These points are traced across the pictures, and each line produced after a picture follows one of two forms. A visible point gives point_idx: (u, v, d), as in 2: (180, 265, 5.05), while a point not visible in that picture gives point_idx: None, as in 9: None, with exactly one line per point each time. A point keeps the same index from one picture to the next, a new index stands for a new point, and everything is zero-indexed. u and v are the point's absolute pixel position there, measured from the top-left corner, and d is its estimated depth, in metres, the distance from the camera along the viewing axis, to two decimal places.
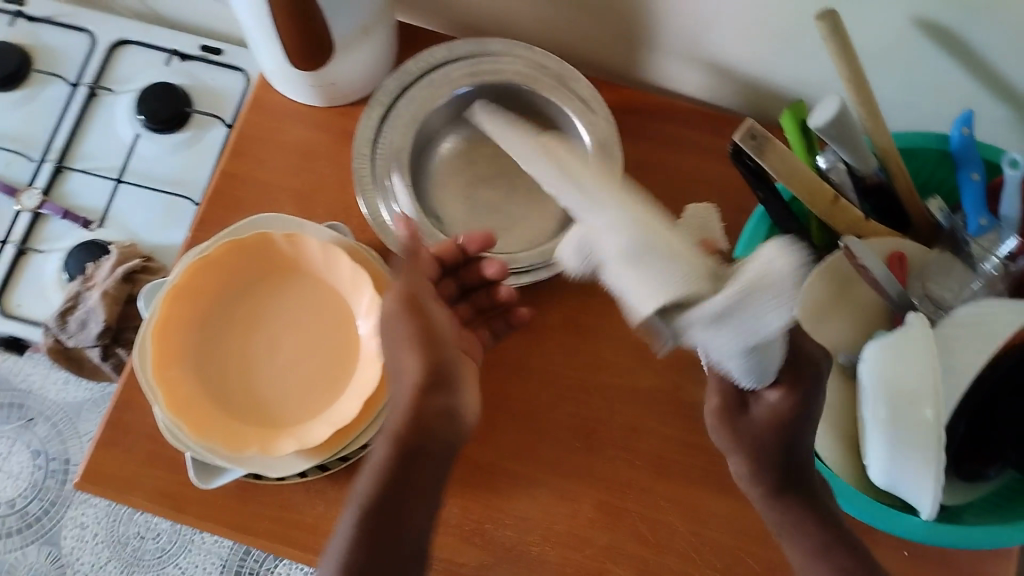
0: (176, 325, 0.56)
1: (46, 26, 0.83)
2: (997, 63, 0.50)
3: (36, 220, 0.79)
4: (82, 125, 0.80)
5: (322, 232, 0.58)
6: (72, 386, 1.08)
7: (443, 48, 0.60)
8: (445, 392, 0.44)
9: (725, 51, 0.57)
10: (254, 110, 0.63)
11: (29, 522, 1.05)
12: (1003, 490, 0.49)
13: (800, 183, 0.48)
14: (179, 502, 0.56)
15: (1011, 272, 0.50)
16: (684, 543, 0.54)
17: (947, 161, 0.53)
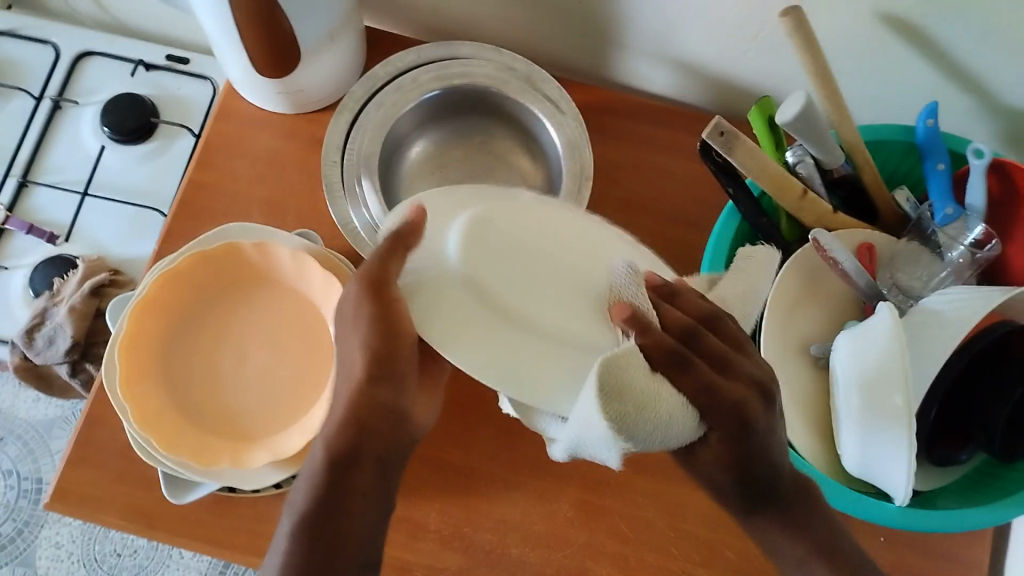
0: (143, 339, 0.55)
1: (6, 38, 0.81)
2: (960, 55, 0.51)
3: (1, 235, 0.78)
4: (47, 138, 0.79)
5: (292, 240, 0.57)
6: (43, 404, 1.06)
7: (411, 52, 0.60)
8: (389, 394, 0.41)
9: (692, 48, 0.57)
10: (220, 119, 0.62)
11: (2, 544, 1.03)
12: (974, 472, 0.50)
13: (769, 178, 0.48)
14: (153, 519, 0.55)
15: (978, 259, 0.51)
16: (664, 540, 0.54)
17: (915, 152, 0.54)
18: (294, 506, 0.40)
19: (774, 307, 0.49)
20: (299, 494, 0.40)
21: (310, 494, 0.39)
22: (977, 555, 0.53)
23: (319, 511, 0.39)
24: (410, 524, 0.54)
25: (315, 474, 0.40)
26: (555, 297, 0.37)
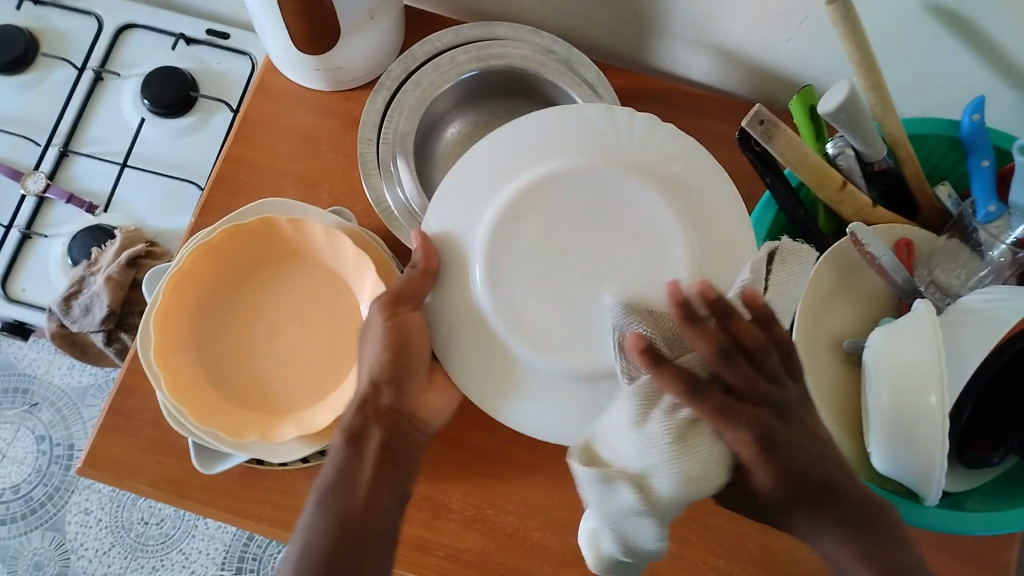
0: (178, 311, 0.55)
1: (52, 9, 0.82)
2: (1010, 49, 0.50)
3: (41, 204, 0.79)
4: (89, 109, 0.80)
5: (326, 217, 0.57)
6: (77, 371, 1.08)
7: (450, 32, 0.60)
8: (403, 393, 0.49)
9: (734, 35, 0.56)
10: (258, 94, 0.63)
11: (34, 507, 1.05)
12: (1004, 474, 0.49)
13: (808, 169, 0.47)
14: (181, 487, 0.56)
15: (1018, 259, 0.49)
16: (685, 530, 0.54)
17: (958, 147, 0.53)
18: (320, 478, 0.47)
19: (808, 298, 0.49)
20: (325, 472, 0.47)
21: (332, 467, 0.47)
22: (1005, 558, 0.53)
23: (334, 483, 0.46)
24: (433, 503, 0.54)
25: (337, 454, 0.47)
26: (557, 333, 0.45)
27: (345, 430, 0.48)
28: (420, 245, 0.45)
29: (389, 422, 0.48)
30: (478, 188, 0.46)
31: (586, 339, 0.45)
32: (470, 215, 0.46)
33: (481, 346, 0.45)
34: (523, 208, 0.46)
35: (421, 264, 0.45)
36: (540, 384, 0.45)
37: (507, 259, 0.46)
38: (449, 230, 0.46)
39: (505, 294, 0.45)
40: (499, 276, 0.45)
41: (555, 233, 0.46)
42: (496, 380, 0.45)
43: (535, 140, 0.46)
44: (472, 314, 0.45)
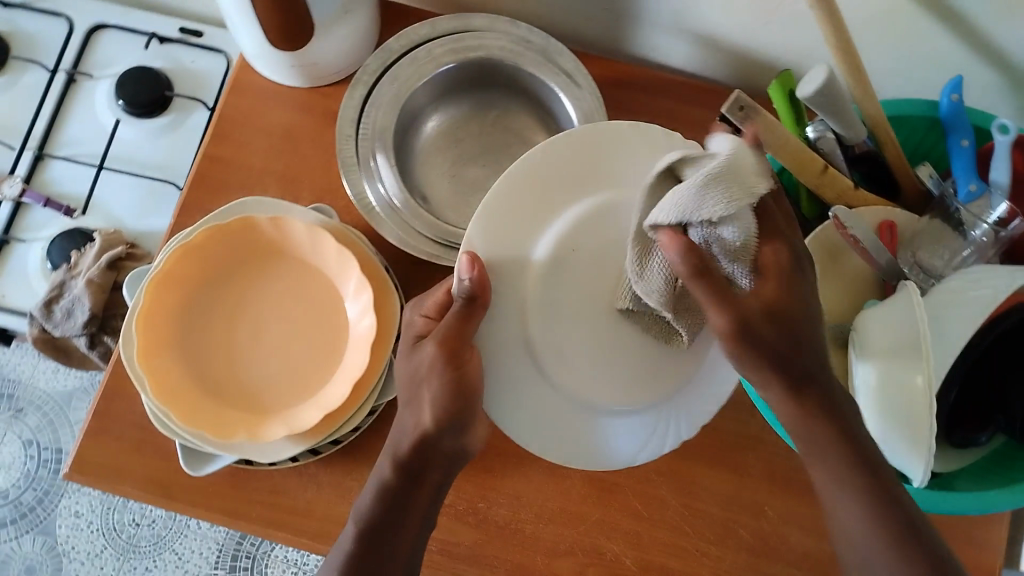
0: (161, 313, 0.55)
1: (22, 12, 0.81)
2: (986, 28, 0.50)
3: (18, 209, 0.78)
4: (63, 111, 0.79)
5: (306, 214, 0.57)
6: (61, 374, 1.07)
7: (426, 24, 0.59)
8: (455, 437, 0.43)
9: (712, 22, 0.56)
10: (234, 92, 0.62)
11: (23, 512, 1.04)
12: (992, 454, 0.50)
13: (787, 153, 0.47)
14: (170, 489, 0.55)
15: (1001, 238, 0.49)
16: (676, 515, 0.54)
17: (938, 128, 0.53)
18: (358, 508, 0.44)
19: None
20: (363, 501, 0.44)
21: (378, 504, 0.43)
22: (992, 533, 0.53)
23: (381, 526, 0.43)
24: None
25: (384, 482, 0.43)
26: (604, 372, 0.47)
27: (398, 466, 0.43)
28: (472, 271, 0.42)
29: (447, 462, 0.44)
30: (519, 219, 0.45)
31: (617, 378, 0.47)
32: (519, 240, 0.45)
33: (532, 394, 0.46)
34: (570, 243, 0.46)
35: (474, 296, 0.42)
36: (592, 427, 0.47)
37: (557, 295, 0.46)
38: (502, 253, 0.45)
39: (552, 334, 0.46)
40: (546, 313, 0.46)
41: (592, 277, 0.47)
42: (552, 432, 0.46)
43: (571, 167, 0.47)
44: (521, 348, 0.46)
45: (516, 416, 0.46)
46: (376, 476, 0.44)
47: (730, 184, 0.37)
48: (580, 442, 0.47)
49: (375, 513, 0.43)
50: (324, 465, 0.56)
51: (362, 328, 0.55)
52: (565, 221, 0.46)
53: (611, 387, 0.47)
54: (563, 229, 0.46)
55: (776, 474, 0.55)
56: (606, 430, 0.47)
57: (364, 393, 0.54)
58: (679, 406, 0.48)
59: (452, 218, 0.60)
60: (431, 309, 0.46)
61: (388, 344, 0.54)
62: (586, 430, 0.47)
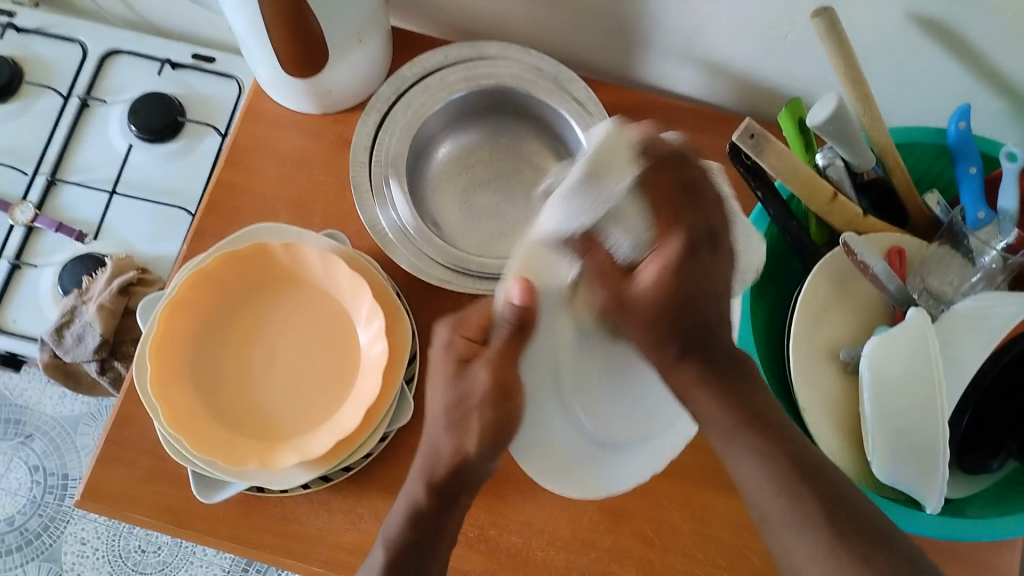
0: (175, 339, 0.55)
1: (36, 38, 0.82)
2: (991, 57, 0.51)
3: (30, 234, 0.79)
4: (75, 136, 0.80)
5: (319, 241, 0.57)
6: (68, 400, 1.07)
7: (438, 52, 0.60)
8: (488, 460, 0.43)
9: (720, 50, 0.57)
10: (246, 119, 0.63)
11: (28, 539, 1.04)
12: (1004, 479, 0.49)
13: (799, 181, 0.48)
14: (181, 516, 0.55)
15: (1010, 264, 0.50)
16: (688, 542, 0.54)
17: (946, 154, 0.53)
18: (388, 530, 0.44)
19: (802, 312, 0.50)
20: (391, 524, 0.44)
21: (405, 529, 0.43)
22: (1005, 562, 0.53)
23: (410, 549, 0.43)
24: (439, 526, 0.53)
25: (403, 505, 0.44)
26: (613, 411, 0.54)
27: (433, 492, 0.43)
28: (524, 298, 0.44)
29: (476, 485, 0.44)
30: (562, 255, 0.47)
31: (619, 424, 0.53)
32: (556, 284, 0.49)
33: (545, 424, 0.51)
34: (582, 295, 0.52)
35: (523, 320, 0.44)
36: (574, 461, 0.51)
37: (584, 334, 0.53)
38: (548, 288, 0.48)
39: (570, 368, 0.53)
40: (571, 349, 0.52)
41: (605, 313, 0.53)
42: (550, 459, 0.50)
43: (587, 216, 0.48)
44: (548, 382, 0.51)
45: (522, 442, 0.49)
46: (407, 496, 0.44)
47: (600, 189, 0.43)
48: (577, 471, 0.51)
49: (407, 536, 0.43)
50: (335, 492, 0.55)
51: (373, 354, 0.55)
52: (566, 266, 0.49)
53: (610, 417, 0.53)
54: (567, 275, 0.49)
55: None
56: (597, 458, 0.52)
57: (380, 418, 0.54)
58: (647, 451, 0.52)
59: (463, 243, 0.61)
60: (473, 330, 0.43)
61: (400, 371, 0.54)
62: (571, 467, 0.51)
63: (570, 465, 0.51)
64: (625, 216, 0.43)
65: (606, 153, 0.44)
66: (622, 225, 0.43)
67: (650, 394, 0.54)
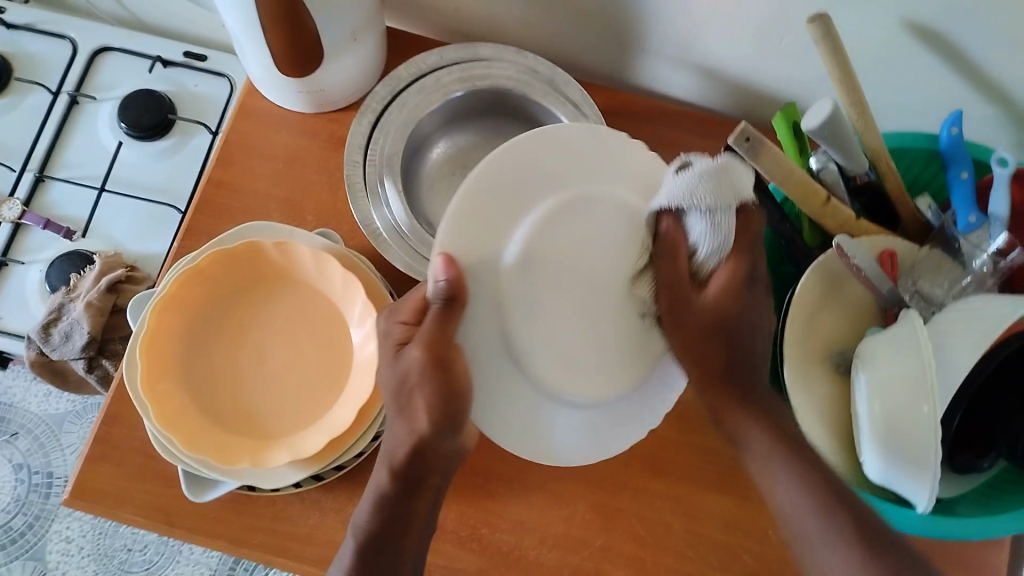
0: (165, 336, 0.55)
1: (25, 34, 0.81)
2: (985, 65, 0.51)
3: (17, 231, 0.78)
4: (64, 133, 0.79)
5: (313, 239, 0.57)
6: (53, 398, 1.06)
7: (434, 53, 0.60)
8: (451, 437, 0.42)
9: (716, 54, 0.57)
10: (239, 117, 0.62)
11: (12, 537, 1.03)
12: (993, 479, 0.50)
13: (794, 185, 0.48)
14: (171, 516, 0.55)
15: (1000, 267, 0.50)
16: (679, 541, 0.54)
17: (937, 160, 0.54)
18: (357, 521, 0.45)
19: (795, 313, 0.50)
20: (363, 509, 0.45)
21: (374, 516, 0.44)
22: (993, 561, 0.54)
23: (378, 531, 0.44)
24: None
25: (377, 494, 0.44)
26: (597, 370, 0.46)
27: (395, 476, 0.43)
28: (447, 273, 0.40)
29: (445, 467, 0.43)
30: (483, 220, 0.42)
31: (601, 384, 0.46)
32: (489, 245, 0.42)
33: (509, 392, 0.44)
34: (538, 237, 0.44)
35: (449, 300, 0.40)
36: (541, 427, 0.46)
37: (550, 287, 0.44)
38: (473, 254, 0.42)
39: (529, 331, 0.44)
40: (522, 312, 0.44)
41: (583, 240, 0.45)
42: (511, 427, 0.45)
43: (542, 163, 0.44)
44: (499, 345, 0.44)
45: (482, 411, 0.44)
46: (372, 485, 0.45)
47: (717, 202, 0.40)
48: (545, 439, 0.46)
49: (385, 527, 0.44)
50: (327, 492, 0.55)
51: (367, 355, 0.55)
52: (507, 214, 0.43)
53: (593, 378, 0.46)
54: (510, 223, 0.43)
55: None
56: (568, 422, 0.47)
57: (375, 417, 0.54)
58: (628, 407, 0.48)
59: None
60: (409, 314, 0.43)
61: None
62: (539, 433, 0.46)
63: (552, 412, 0.46)
64: (715, 231, 0.41)
65: (729, 167, 0.41)
66: (708, 235, 0.42)
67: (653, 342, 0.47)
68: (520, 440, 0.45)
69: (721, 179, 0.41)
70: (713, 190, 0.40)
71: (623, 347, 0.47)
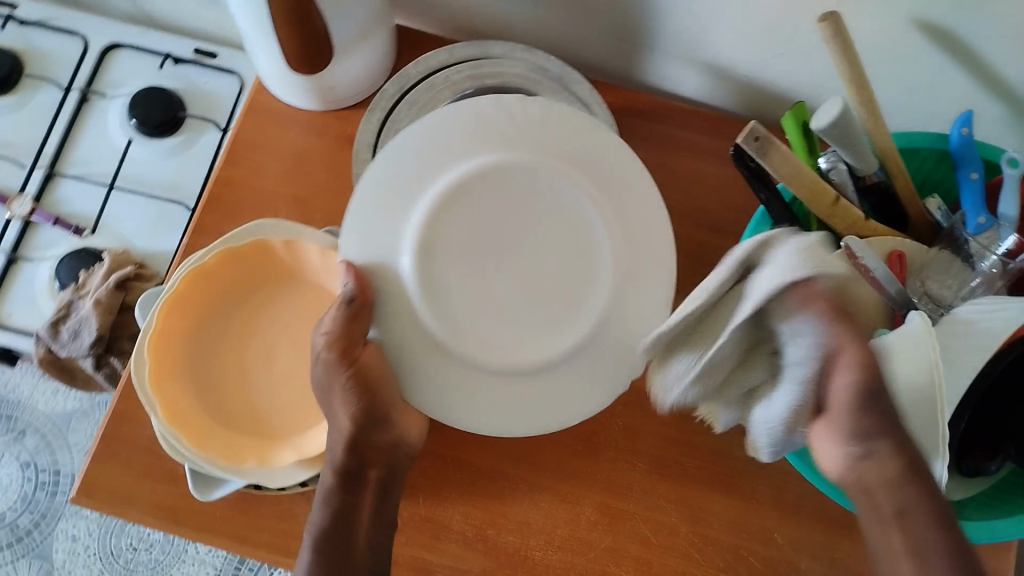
0: (171, 335, 0.54)
1: (36, 30, 0.81)
2: (995, 64, 0.51)
3: (27, 227, 0.78)
4: (74, 130, 0.80)
5: (320, 237, 0.55)
6: (61, 396, 1.06)
7: (444, 51, 0.60)
8: (386, 429, 0.47)
9: (725, 52, 0.57)
10: (249, 114, 0.63)
11: (20, 535, 1.03)
12: (1000, 482, 0.50)
13: (803, 184, 0.48)
14: (177, 513, 0.55)
15: (1010, 270, 0.50)
16: (686, 544, 0.54)
17: (947, 160, 0.54)
18: (311, 527, 0.46)
19: None
20: (316, 512, 0.46)
21: (326, 511, 0.46)
22: (1001, 565, 0.54)
23: (332, 529, 0.45)
24: (434, 524, 0.54)
25: (327, 491, 0.46)
26: (523, 342, 0.46)
27: (337, 472, 0.46)
28: (353, 280, 0.44)
29: (386, 459, 0.47)
30: (382, 216, 0.45)
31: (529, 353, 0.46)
32: (387, 244, 0.45)
33: (442, 370, 0.45)
34: (443, 221, 0.46)
35: (355, 296, 0.44)
36: (498, 399, 0.46)
37: (459, 259, 0.46)
38: (371, 258, 0.45)
39: (453, 305, 0.46)
40: (433, 295, 0.45)
41: (494, 223, 0.47)
42: (470, 398, 0.45)
43: (437, 152, 0.47)
44: (417, 327, 0.45)
45: (424, 387, 0.45)
46: (320, 491, 0.47)
47: (802, 260, 0.40)
48: (509, 409, 0.46)
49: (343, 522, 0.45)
50: None
51: None
52: (404, 202, 0.46)
53: (523, 348, 0.46)
54: (410, 209, 0.46)
55: (788, 504, 0.55)
56: (530, 398, 0.46)
57: None
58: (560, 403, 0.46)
59: None
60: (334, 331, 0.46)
61: None
62: (497, 406, 0.46)
63: (525, 387, 0.46)
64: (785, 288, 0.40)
65: (812, 246, 0.41)
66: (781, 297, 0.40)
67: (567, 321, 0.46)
68: (484, 418, 0.45)
69: (810, 248, 0.41)
70: (795, 256, 0.40)
71: (544, 320, 0.47)
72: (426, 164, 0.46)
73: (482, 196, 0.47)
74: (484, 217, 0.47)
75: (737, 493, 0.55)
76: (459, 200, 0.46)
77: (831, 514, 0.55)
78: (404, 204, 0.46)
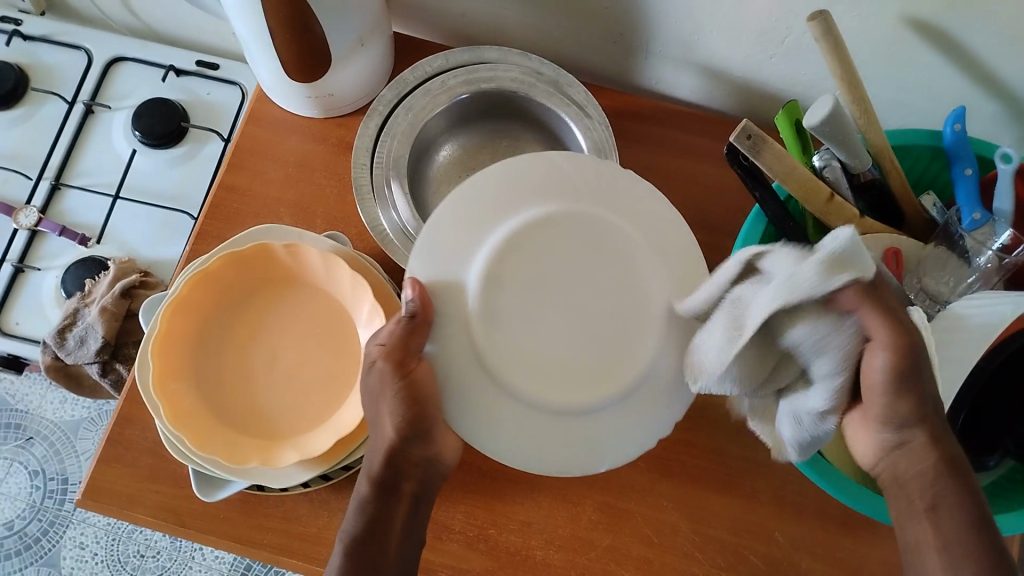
0: (176, 336, 0.56)
1: (42, 45, 0.83)
2: (986, 61, 0.51)
3: (34, 237, 0.79)
4: (79, 142, 0.81)
5: (321, 242, 0.57)
6: (69, 405, 1.08)
7: (440, 57, 0.61)
8: (424, 444, 0.43)
9: (718, 54, 0.58)
10: (250, 123, 0.64)
11: (28, 543, 1.04)
12: None
13: (796, 182, 0.48)
14: (182, 516, 0.56)
15: (1005, 264, 0.50)
16: (687, 543, 0.54)
17: (941, 157, 0.54)
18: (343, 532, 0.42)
19: None
20: (348, 518, 0.42)
21: (361, 517, 0.41)
22: None
23: (365, 536, 0.41)
24: (436, 524, 0.54)
25: (361, 500, 0.42)
26: (579, 382, 0.43)
27: (373, 481, 0.42)
28: (417, 295, 0.41)
29: (421, 474, 0.43)
30: (453, 244, 0.43)
31: (582, 392, 0.43)
32: (451, 270, 0.43)
33: (487, 405, 0.43)
34: (505, 257, 0.44)
35: (417, 313, 0.41)
36: (547, 439, 0.43)
37: (522, 296, 0.44)
38: (437, 276, 0.43)
39: (513, 340, 0.43)
40: (491, 330, 0.43)
41: (559, 259, 0.44)
42: (517, 436, 0.43)
43: (510, 186, 0.45)
44: (470, 360, 0.42)
45: (475, 424, 0.42)
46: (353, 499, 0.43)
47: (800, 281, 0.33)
48: (557, 449, 0.43)
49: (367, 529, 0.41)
50: (335, 492, 0.56)
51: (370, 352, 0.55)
52: (473, 235, 0.44)
53: (578, 384, 0.43)
54: (478, 242, 0.44)
55: (789, 501, 0.55)
56: (576, 435, 0.43)
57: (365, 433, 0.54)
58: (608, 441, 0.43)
59: None
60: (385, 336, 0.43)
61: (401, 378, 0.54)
62: (544, 445, 0.43)
63: (572, 427, 0.43)
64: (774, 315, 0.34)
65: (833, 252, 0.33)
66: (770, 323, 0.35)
67: (626, 356, 0.43)
68: (530, 455, 0.43)
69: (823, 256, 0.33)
70: (796, 278, 0.33)
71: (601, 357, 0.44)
72: (496, 197, 0.44)
73: (549, 234, 0.44)
74: (552, 249, 0.44)
75: (737, 491, 0.55)
76: (527, 235, 0.44)
77: (830, 510, 0.55)
78: (472, 236, 0.44)
